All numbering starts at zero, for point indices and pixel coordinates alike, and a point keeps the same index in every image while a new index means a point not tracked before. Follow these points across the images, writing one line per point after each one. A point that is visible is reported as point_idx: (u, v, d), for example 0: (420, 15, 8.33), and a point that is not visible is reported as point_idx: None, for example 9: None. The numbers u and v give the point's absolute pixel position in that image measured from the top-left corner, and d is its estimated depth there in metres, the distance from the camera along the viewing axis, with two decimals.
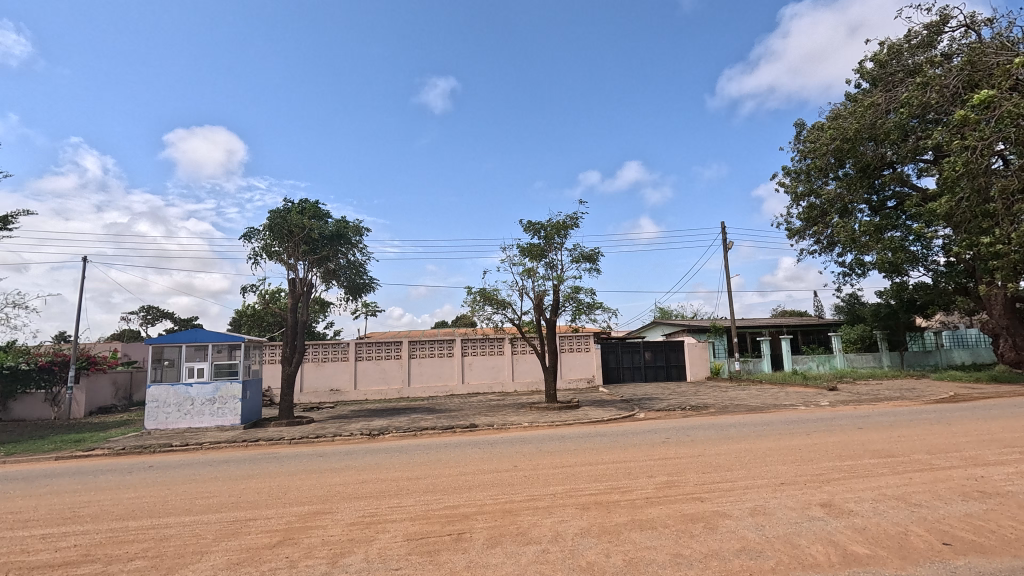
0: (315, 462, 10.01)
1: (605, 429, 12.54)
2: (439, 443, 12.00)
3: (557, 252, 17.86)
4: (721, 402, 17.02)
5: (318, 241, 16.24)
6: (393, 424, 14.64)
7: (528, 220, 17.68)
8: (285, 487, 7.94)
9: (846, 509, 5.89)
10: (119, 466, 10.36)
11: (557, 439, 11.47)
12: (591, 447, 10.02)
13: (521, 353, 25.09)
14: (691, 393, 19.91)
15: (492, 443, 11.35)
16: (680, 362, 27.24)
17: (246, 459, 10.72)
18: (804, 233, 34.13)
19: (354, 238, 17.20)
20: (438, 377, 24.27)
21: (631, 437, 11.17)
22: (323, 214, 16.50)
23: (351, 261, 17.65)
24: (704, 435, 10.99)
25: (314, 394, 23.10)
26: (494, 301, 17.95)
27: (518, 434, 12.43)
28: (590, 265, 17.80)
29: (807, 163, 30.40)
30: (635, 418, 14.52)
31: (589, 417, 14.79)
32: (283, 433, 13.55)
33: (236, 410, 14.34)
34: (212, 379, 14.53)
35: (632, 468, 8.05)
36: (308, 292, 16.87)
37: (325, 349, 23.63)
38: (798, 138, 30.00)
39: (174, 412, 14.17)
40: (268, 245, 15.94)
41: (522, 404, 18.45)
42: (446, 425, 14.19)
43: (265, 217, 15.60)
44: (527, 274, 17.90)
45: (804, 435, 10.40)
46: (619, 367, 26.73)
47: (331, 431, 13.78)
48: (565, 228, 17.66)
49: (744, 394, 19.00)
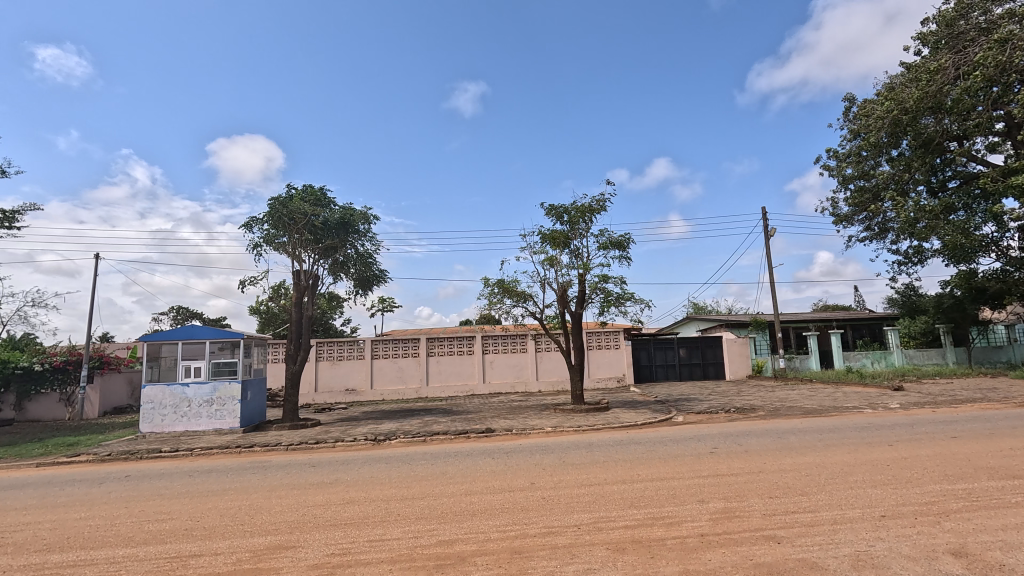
0: (304, 474, 8.72)
1: (639, 436, 10.87)
2: (448, 450, 10.57)
3: (582, 239, 16.22)
4: (771, 404, 15.08)
5: (324, 230, 15.09)
6: (403, 427, 13.36)
7: (550, 204, 16.13)
8: (256, 508, 6.64)
9: (993, 562, 4.18)
10: (94, 475, 9.32)
11: (583, 448, 9.88)
12: (624, 459, 8.41)
13: (545, 351, 23.55)
14: (734, 394, 18.00)
15: (508, 452, 9.86)
16: (718, 360, 25.16)
17: (234, 468, 9.57)
18: (854, 220, 31.47)
19: (362, 226, 15.99)
20: (458, 376, 22.97)
21: (671, 446, 9.51)
22: (327, 201, 15.36)
23: (361, 251, 16.43)
24: (760, 445, 9.20)
25: (328, 393, 22.11)
26: (514, 295, 16.49)
27: (539, 441, 10.92)
28: (619, 252, 16.09)
29: (858, 142, 27.89)
30: (672, 422, 12.77)
31: (620, 421, 13.15)
32: (281, 438, 12.39)
33: (235, 412, 13.32)
34: (210, 379, 13.50)
35: (677, 490, 6.43)
36: (314, 286, 15.73)
37: (340, 347, 22.60)
38: (848, 114, 27.54)
39: (170, 414, 13.22)
40: (269, 235, 14.86)
41: (546, 405, 16.94)
42: (459, 429, 12.73)
43: (265, 204, 14.52)
44: (549, 263, 16.32)
45: (886, 446, 8.54)
46: (652, 365, 24.86)
47: (334, 436, 12.56)
48: (591, 212, 16.01)
49: (794, 395, 16.97)
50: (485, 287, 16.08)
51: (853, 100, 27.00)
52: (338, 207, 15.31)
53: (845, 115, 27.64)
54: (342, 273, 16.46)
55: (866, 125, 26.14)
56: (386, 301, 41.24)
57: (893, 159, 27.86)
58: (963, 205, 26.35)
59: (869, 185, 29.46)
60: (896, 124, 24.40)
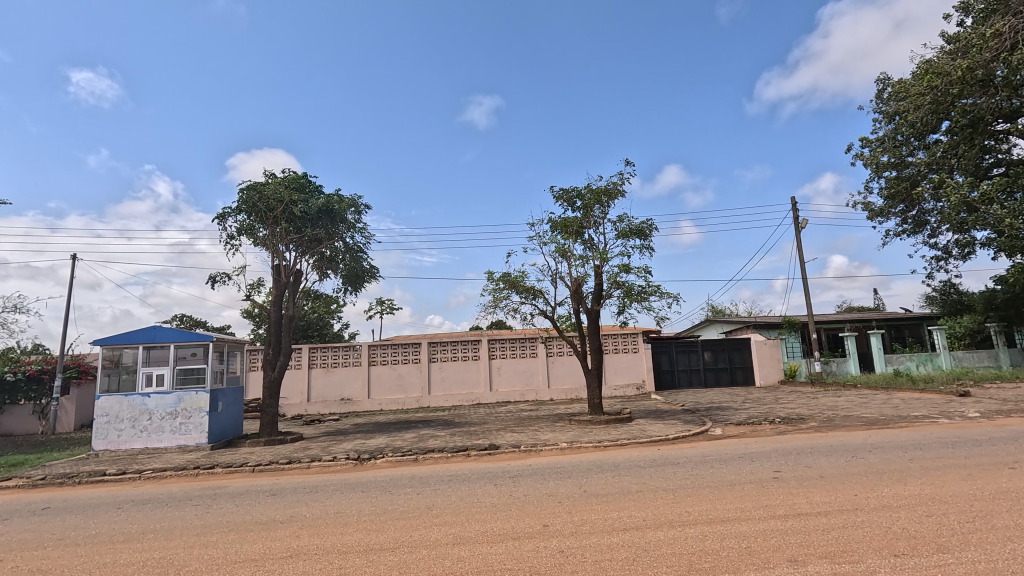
0: (256, 507, 6.89)
1: (676, 455, 8.90)
2: (442, 474, 8.65)
3: (597, 226, 14.36)
4: (821, 413, 12.97)
5: (305, 219, 13.35)
6: (394, 443, 11.50)
7: (561, 187, 14.32)
8: (163, 567, 4.78)
9: None
10: (6, 507, 7.55)
11: (609, 472, 7.92)
12: (665, 490, 6.46)
13: (557, 356, 21.62)
14: (772, 401, 15.92)
15: (513, 477, 7.93)
16: (747, 364, 23.01)
17: (181, 497, 7.83)
18: (888, 212, 29.25)
19: (351, 216, 14.28)
20: (463, 383, 21.12)
21: (720, 470, 7.56)
22: (309, 187, 13.63)
23: (349, 244, 14.71)
24: (836, 468, 7.20)
25: (322, 403, 20.40)
26: (523, 290, 14.66)
27: (552, 463, 8.98)
28: (641, 240, 14.16)
29: (894, 125, 25.86)
30: (710, 436, 10.77)
31: (647, 434, 11.19)
32: (251, 456, 10.60)
33: (202, 426, 11.59)
34: (174, 389, 11.78)
35: (753, 543, 4.50)
36: (296, 283, 13.98)
37: (335, 353, 20.86)
38: (881, 95, 25.59)
39: (128, 429, 11.50)
40: (245, 226, 13.17)
41: (560, 415, 14.96)
42: (458, 445, 10.84)
43: (238, 190, 12.78)
44: (562, 253, 14.45)
45: (1009, 470, 6.51)
46: (674, 370, 22.82)
47: (312, 453, 10.74)
48: (608, 196, 14.14)
49: (843, 402, 14.88)
50: (488, 282, 14.21)
51: (886, 79, 25.08)
52: (322, 193, 13.59)
53: (879, 96, 25.63)
54: (330, 269, 14.81)
55: (905, 105, 24.14)
56: (387, 304, 39.61)
57: (932, 144, 25.81)
58: (1012, 191, 24.16)
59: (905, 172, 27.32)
60: (939, 103, 22.43)
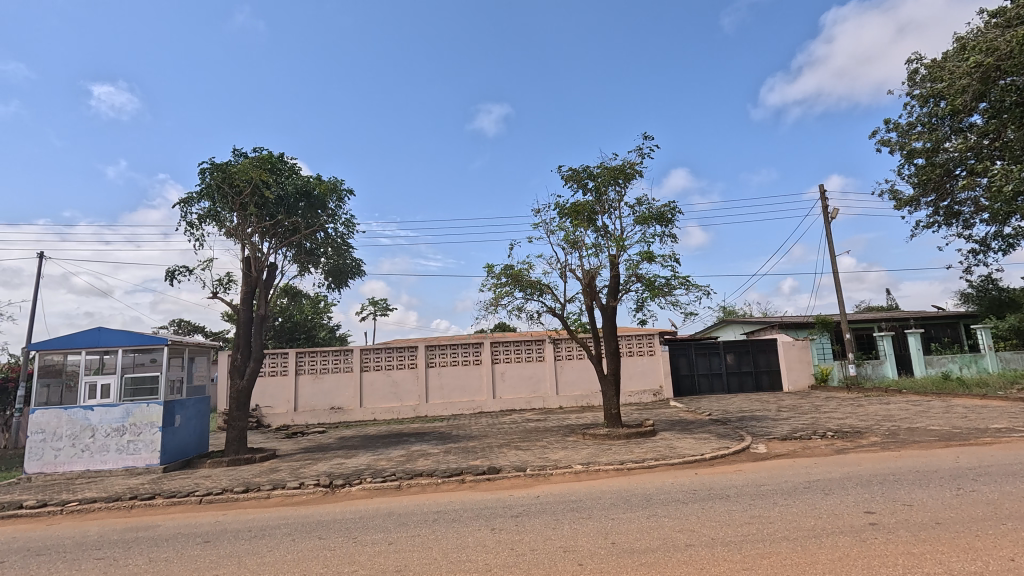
0: (170, 566, 5.12)
1: (721, 483, 7.06)
2: (427, 509, 6.86)
3: (613, 210, 12.56)
4: (877, 426, 11.06)
5: (277, 204, 11.53)
6: (377, 463, 9.74)
7: (570, 167, 12.59)
8: None
9: None
10: None
11: (641, 510, 6.09)
12: (727, 545, 4.64)
13: (566, 359, 19.83)
14: (812, 410, 14.02)
15: (517, 517, 6.13)
16: (773, 367, 21.11)
17: (90, 545, 6.10)
18: (918, 202, 27.29)
19: (333, 203, 12.35)
20: (464, 391, 19.37)
21: (790, 511, 5.70)
22: (284, 168, 11.78)
23: (330, 234, 12.91)
24: (952, 509, 5.32)
25: (311, 413, 18.73)
26: (527, 285, 12.90)
27: (566, 493, 7.17)
28: (662, 226, 12.32)
29: (927, 109, 23.93)
30: (754, 456, 8.92)
31: (678, 452, 9.34)
32: (204, 481, 8.87)
33: (153, 444, 9.92)
34: (121, 401, 10.10)
35: None
36: (269, 278, 12.22)
37: (324, 358, 19.18)
38: (914, 76, 23.68)
39: (67, 449, 9.84)
40: (210, 211, 11.43)
41: (571, 427, 13.13)
42: (451, 467, 9.07)
43: (198, 168, 10.96)
44: (572, 243, 12.68)
45: None
46: (693, 374, 20.92)
47: (278, 476, 9.01)
48: (624, 176, 12.34)
49: (895, 411, 12.97)
50: (487, 275, 12.45)
51: (919, 60, 23.18)
52: (297, 174, 11.72)
53: (911, 78, 23.65)
54: (309, 262, 13.06)
55: (943, 86, 22.13)
56: (381, 305, 38.10)
57: (969, 128, 23.87)
58: None
59: (938, 159, 25.35)
60: (983, 82, 20.40)
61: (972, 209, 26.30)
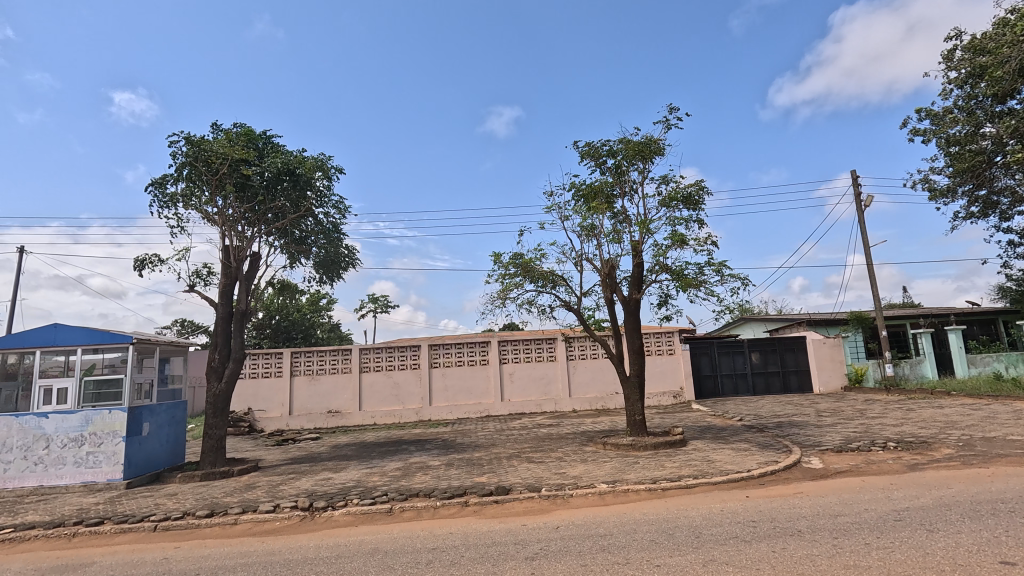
0: None
1: (786, 513, 5.66)
2: (419, 545, 5.53)
3: (635, 191, 11.16)
4: (945, 435, 9.56)
5: (256, 186, 10.27)
6: (369, 480, 8.45)
7: (587, 143, 11.25)
8: None
9: None
10: None
11: (691, 553, 4.71)
12: None
13: (579, 359, 18.47)
14: (857, 415, 12.53)
15: (532, 560, 4.78)
16: (802, 367, 19.60)
17: None
18: (954, 192, 25.53)
19: (321, 183, 11.05)
20: (469, 393, 18.09)
21: (895, 558, 4.29)
22: (267, 146, 10.60)
23: (320, 220, 11.63)
24: None
25: (306, 417, 17.56)
26: (538, 276, 11.58)
27: (593, 524, 5.81)
28: (690, 209, 10.88)
29: (966, 89, 22.19)
30: (812, 474, 7.52)
31: (719, 468, 7.95)
32: (166, 501, 7.62)
33: (115, 457, 8.73)
34: (80, 407, 8.92)
35: None
36: (252, 267, 10.98)
37: (321, 358, 17.98)
38: (952, 54, 21.96)
39: (18, 462, 8.69)
40: (183, 193, 10.26)
41: (589, 435, 11.77)
42: (453, 485, 7.75)
43: (168, 144, 9.79)
44: (589, 227, 11.36)
45: None
46: (716, 375, 19.49)
47: (251, 496, 7.73)
48: (646, 152, 10.94)
49: (955, 416, 11.45)
50: (494, 264, 11.13)
51: (958, 36, 21.49)
52: (280, 152, 10.50)
53: (946, 58, 21.99)
54: (299, 251, 11.82)
55: (983, 63, 20.42)
56: (381, 302, 36.89)
57: (1011, 110, 22.11)
58: None
59: (976, 146, 23.62)
60: None
61: (1011, 198, 24.53)
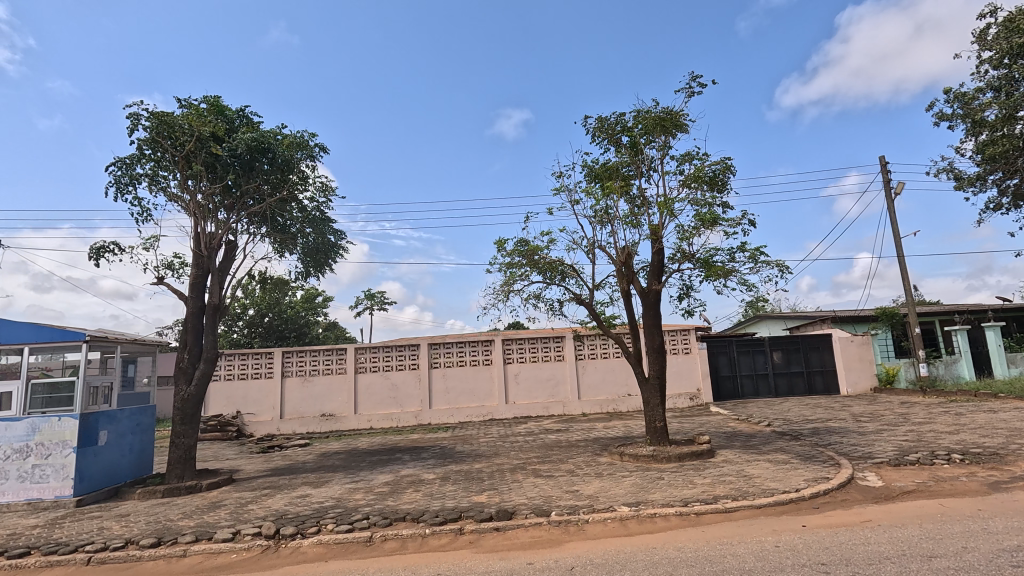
0: None
1: (865, 554, 4.44)
2: None
3: (655, 170, 9.98)
4: (1018, 445, 8.26)
5: (227, 165, 9.15)
6: (350, 498, 7.30)
7: (598, 117, 10.11)
8: None
9: None
10: None
11: None
12: None
13: (589, 359, 17.29)
14: (901, 420, 11.24)
15: None
16: (828, 367, 18.30)
17: None
18: (983, 181, 24.04)
19: (302, 163, 9.95)
20: (472, 395, 16.97)
21: None
22: (240, 122, 9.55)
23: (303, 204, 10.53)
24: None
25: (298, 420, 16.50)
26: (545, 267, 10.42)
27: (617, 564, 4.61)
28: (716, 190, 9.65)
29: (1001, 70, 20.74)
30: (875, 495, 6.27)
31: (761, 486, 6.74)
32: (112, 525, 6.51)
33: (64, 471, 7.67)
34: (25, 414, 7.86)
35: None
36: (227, 257, 9.88)
37: (314, 358, 16.91)
38: (987, 32, 20.49)
39: None
40: (147, 174, 9.17)
41: (602, 443, 10.56)
42: (448, 506, 6.60)
43: (128, 117, 8.70)
44: (603, 212, 10.19)
45: None
46: (736, 376, 18.24)
47: (211, 518, 6.60)
48: (666, 126, 9.74)
49: (1015, 422, 10.14)
50: (497, 253, 9.99)
51: (993, 12, 20.04)
52: (253, 127, 9.41)
53: (979, 37, 20.57)
54: (283, 240, 10.73)
55: None
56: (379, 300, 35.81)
57: None
58: None
59: (1008, 131, 22.12)
60: None
61: None
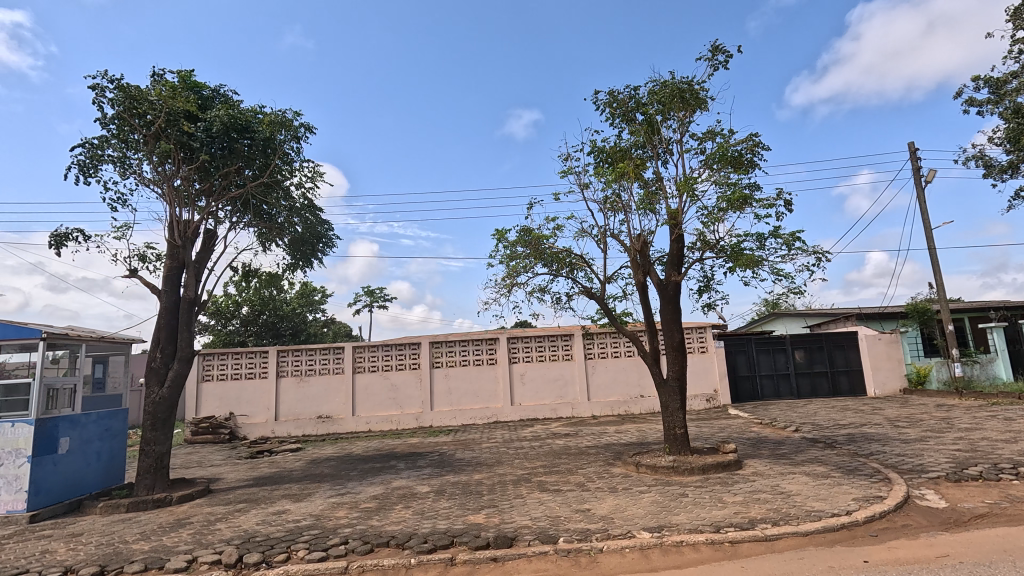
0: None
1: None
2: None
3: (672, 148, 9.05)
4: None
5: (201, 145, 8.34)
6: (331, 516, 6.45)
7: (609, 91, 9.20)
8: None
9: None
10: None
11: None
12: None
13: (599, 358, 16.36)
14: (945, 426, 10.18)
15: None
16: (854, 367, 17.20)
17: None
18: (1015, 168, 22.73)
19: (286, 145, 9.12)
20: (476, 396, 16.11)
21: None
22: (217, 99, 8.78)
23: (288, 190, 9.70)
24: None
25: (294, 422, 15.75)
26: (552, 258, 9.52)
27: None
28: (742, 170, 8.69)
29: None
30: (943, 521, 5.30)
31: (804, 506, 5.79)
32: (56, 549, 5.71)
33: (17, 483, 6.91)
34: None
35: None
36: (205, 247, 9.09)
37: (310, 356, 16.16)
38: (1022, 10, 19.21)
39: None
40: (115, 155, 8.38)
41: (615, 450, 9.63)
42: (439, 528, 5.72)
43: (93, 92, 7.94)
44: (614, 196, 9.28)
45: None
46: (755, 376, 17.22)
47: (169, 541, 5.78)
48: (684, 99, 8.81)
49: None
50: (498, 243, 9.10)
51: None
52: (231, 104, 8.60)
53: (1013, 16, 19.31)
54: (268, 230, 9.91)
55: None
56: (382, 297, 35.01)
57: None
58: None
59: None
60: None
61: None
